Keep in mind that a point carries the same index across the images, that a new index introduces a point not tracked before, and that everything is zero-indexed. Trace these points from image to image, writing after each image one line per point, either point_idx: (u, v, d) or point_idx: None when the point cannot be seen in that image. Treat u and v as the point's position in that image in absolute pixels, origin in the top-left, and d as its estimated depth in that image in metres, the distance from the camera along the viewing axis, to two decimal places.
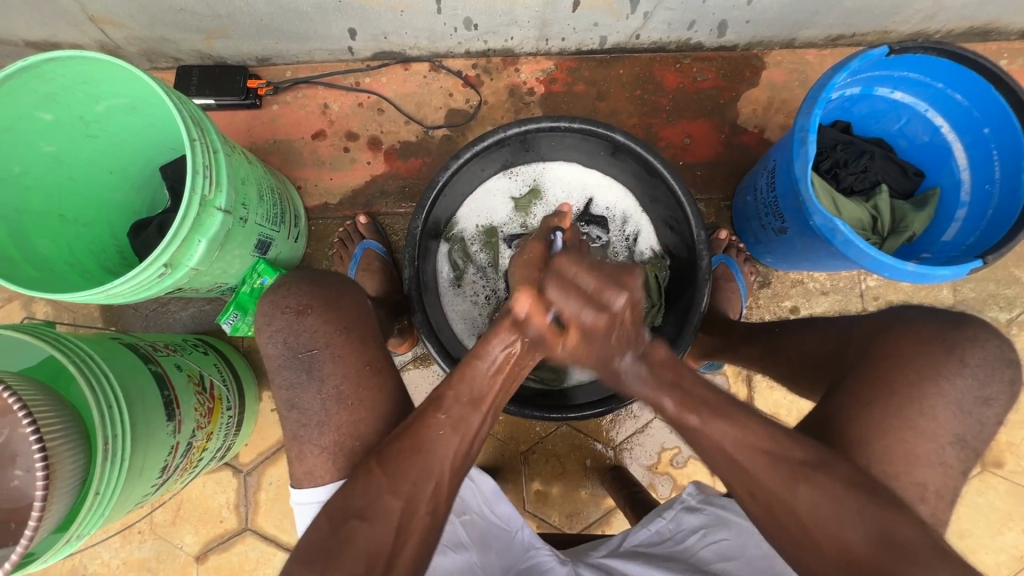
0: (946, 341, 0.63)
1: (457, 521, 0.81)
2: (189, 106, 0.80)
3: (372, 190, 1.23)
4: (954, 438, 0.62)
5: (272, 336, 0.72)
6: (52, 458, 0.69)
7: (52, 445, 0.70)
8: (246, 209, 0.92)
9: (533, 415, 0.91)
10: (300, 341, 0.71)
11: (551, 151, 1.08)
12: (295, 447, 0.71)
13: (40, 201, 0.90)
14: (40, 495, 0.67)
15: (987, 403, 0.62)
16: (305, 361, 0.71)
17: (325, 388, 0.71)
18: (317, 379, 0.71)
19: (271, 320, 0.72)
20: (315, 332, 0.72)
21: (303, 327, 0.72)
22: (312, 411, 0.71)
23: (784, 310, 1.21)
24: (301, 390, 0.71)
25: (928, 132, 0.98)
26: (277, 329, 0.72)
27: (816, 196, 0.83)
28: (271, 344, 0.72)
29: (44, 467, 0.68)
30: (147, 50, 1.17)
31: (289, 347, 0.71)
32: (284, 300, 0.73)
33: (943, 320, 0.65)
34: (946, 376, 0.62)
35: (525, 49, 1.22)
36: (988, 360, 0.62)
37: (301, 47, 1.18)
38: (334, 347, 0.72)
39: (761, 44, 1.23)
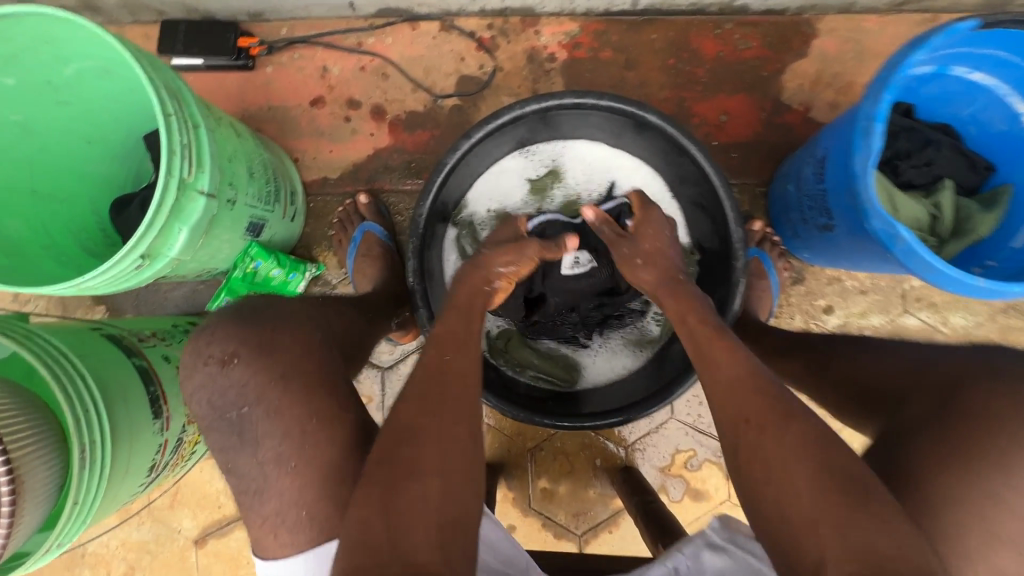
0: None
1: None
2: (163, 74, 0.70)
3: (374, 165, 1.13)
4: None
5: (195, 393, 0.67)
6: (21, 469, 0.63)
7: (21, 452, 0.64)
8: (232, 189, 0.83)
9: (542, 422, 0.85)
10: (226, 400, 0.66)
11: (572, 128, 0.97)
12: (284, 462, 0.64)
13: (10, 176, 0.83)
14: (7, 510, 0.61)
15: None
16: (235, 421, 0.66)
17: (262, 451, 0.65)
18: (250, 443, 0.65)
19: (192, 372, 0.68)
20: (244, 385, 0.66)
21: (227, 381, 0.66)
22: (251, 476, 0.65)
23: (817, 310, 1.12)
24: (234, 453, 0.66)
25: (1006, 121, 0.85)
26: (199, 384, 0.67)
27: (876, 194, 0.72)
28: (196, 404, 0.67)
29: (10, 481, 0.61)
30: (127, 1, 1.05)
31: (214, 407, 0.66)
32: (207, 349, 0.67)
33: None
34: None
35: (547, 9, 1.09)
36: None
37: (297, 2, 1.05)
38: (265, 404, 0.65)
39: (815, 8, 1.09)
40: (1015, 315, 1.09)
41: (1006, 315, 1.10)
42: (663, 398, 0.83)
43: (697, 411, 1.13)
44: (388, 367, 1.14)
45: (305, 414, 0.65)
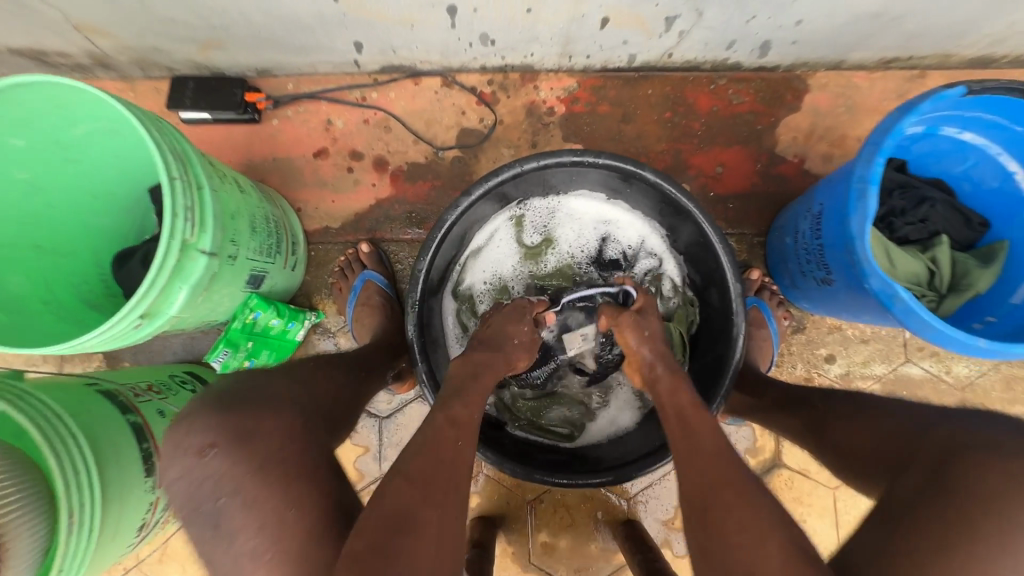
0: None
1: None
2: (167, 138, 0.72)
3: (376, 215, 1.15)
4: None
5: (170, 485, 0.58)
6: (8, 533, 0.62)
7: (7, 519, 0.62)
8: (235, 245, 0.84)
9: (540, 479, 0.83)
10: (202, 492, 0.57)
11: (575, 184, 0.98)
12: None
13: (13, 232, 0.82)
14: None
15: None
16: (212, 512, 0.57)
17: (236, 546, 0.56)
18: (225, 538, 0.56)
19: (169, 466, 0.59)
20: (221, 477, 0.57)
21: (205, 474, 0.57)
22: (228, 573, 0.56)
23: (819, 359, 1.11)
24: (209, 549, 0.57)
25: (998, 178, 0.86)
26: (177, 475, 0.58)
27: (873, 254, 0.74)
28: (169, 494, 0.58)
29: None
30: (138, 59, 1.08)
31: (191, 498, 0.57)
32: (186, 437, 0.59)
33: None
34: None
35: (546, 66, 1.12)
36: None
37: (303, 60, 1.09)
38: (244, 495, 0.56)
39: (806, 66, 1.12)
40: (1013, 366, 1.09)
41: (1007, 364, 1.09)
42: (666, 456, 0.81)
43: None
44: (385, 417, 1.13)
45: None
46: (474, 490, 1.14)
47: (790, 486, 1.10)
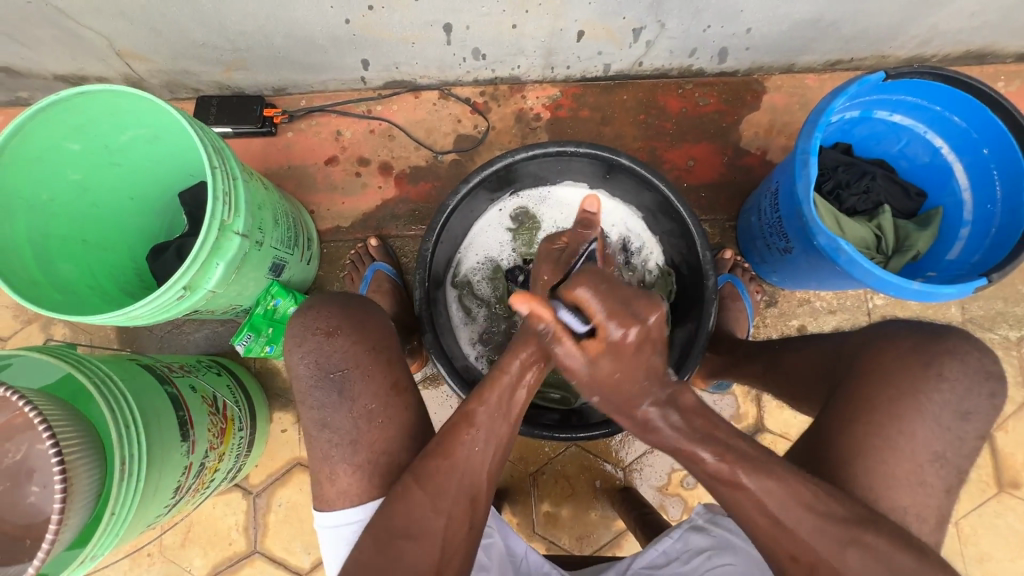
0: (925, 355, 0.68)
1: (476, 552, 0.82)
2: (210, 135, 0.83)
3: (382, 214, 1.27)
4: (933, 455, 0.66)
5: (305, 356, 0.74)
6: (70, 472, 0.70)
7: (70, 459, 0.70)
8: (261, 233, 0.95)
9: (542, 434, 0.92)
10: (331, 361, 0.74)
11: (560, 175, 1.10)
12: (323, 462, 0.74)
13: (65, 227, 0.93)
14: (57, 515, 0.67)
15: (964, 417, 0.66)
16: (336, 381, 0.74)
17: (355, 406, 0.74)
18: (348, 400, 0.74)
19: (300, 340, 0.74)
20: (348, 352, 0.74)
21: (333, 348, 0.74)
22: (345, 428, 0.73)
23: (792, 329, 1.21)
24: (331, 410, 0.73)
25: (928, 153, 1.02)
26: (309, 349, 0.74)
27: (818, 215, 0.86)
28: (303, 365, 0.74)
29: (62, 481, 0.68)
30: (168, 81, 1.21)
31: (321, 367, 0.74)
32: (315, 323, 0.75)
33: (927, 332, 0.70)
34: (930, 392, 0.66)
35: (532, 77, 1.26)
36: (966, 373, 0.66)
37: (315, 78, 1.22)
38: (362, 368, 0.74)
39: (762, 70, 1.26)
40: (974, 327, 1.19)
41: (964, 328, 1.19)
42: None
43: None
44: None
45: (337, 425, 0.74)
46: None
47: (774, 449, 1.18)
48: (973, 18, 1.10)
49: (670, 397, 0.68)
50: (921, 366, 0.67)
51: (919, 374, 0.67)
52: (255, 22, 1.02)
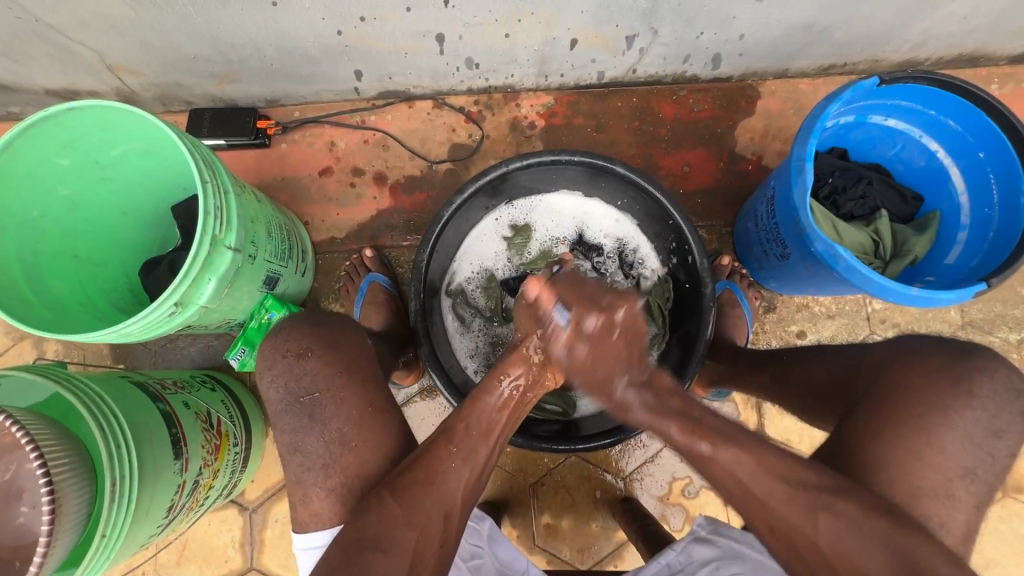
0: (956, 374, 0.68)
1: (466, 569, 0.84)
2: (202, 149, 0.83)
3: (377, 225, 1.26)
4: (965, 471, 0.66)
5: (273, 381, 0.74)
6: (58, 492, 0.68)
7: (58, 478, 0.69)
8: (255, 246, 0.94)
9: (541, 447, 0.91)
10: (302, 385, 0.74)
11: (554, 184, 1.10)
12: (318, 480, 0.73)
13: (56, 243, 0.92)
14: (44, 537, 0.66)
15: (997, 435, 0.67)
16: (306, 404, 0.74)
17: (328, 432, 0.73)
18: (318, 423, 0.73)
19: (272, 363, 0.75)
20: (317, 374, 0.74)
21: (304, 370, 0.74)
22: (316, 454, 0.73)
23: (791, 335, 1.20)
24: (304, 434, 0.73)
25: (924, 158, 1.02)
26: (277, 373, 0.74)
27: (816, 222, 0.86)
28: (272, 390, 0.74)
29: (50, 501, 0.67)
30: (161, 94, 1.21)
31: (290, 391, 0.74)
32: (284, 343, 0.75)
33: (954, 351, 0.70)
34: (958, 409, 0.67)
35: (525, 85, 1.26)
36: (995, 391, 0.67)
37: (309, 89, 1.22)
38: (335, 390, 0.74)
39: (756, 75, 1.26)
40: (974, 331, 1.18)
41: (965, 331, 1.18)
42: None
43: None
44: None
45: (333, 440, 0.73)
46: None
47: None
48: (966, 22, 1.10)
49: (645, 385, 0.76)
50: (952, 380, 0.68)
51: (945, 386, 0.68)
52: (247, 34, 1.02)
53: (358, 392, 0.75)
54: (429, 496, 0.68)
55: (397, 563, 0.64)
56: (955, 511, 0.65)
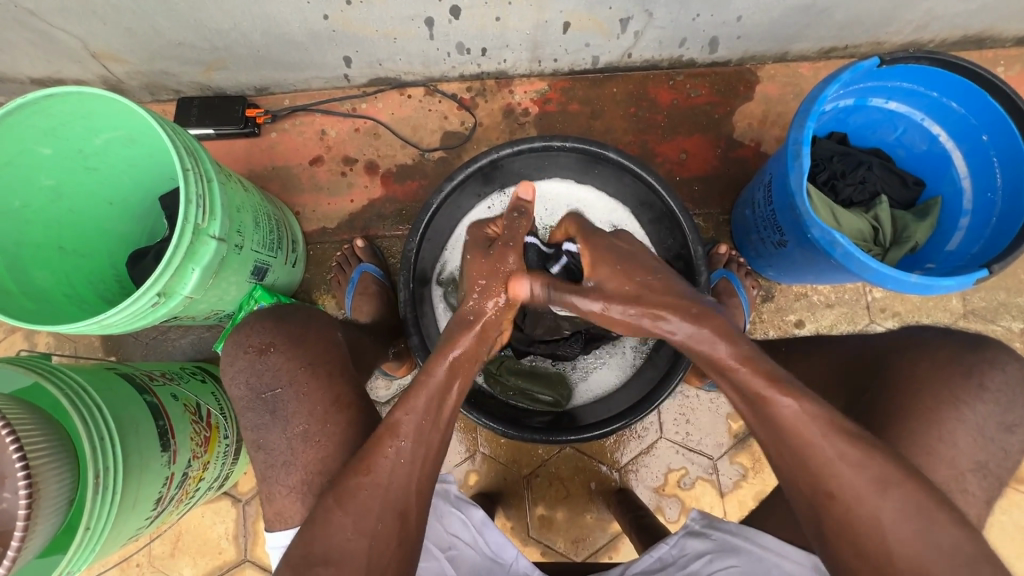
0: (965, 365, 0.67)
1: (443, 560, 0.83)
2: (183, 136, 0.81)
3: (369, 215, 1.25)
4: (977, 465, 0.66)
5: (236, 375, 0.78)
6: (36, 477, 0.68)
7: (36, 463, 0.68)
8: (241, 235, 0.92)
9: (533, 438, 0.90)
10: (263, 381, 0.77)
11: (547, 170, 1.08)
12: (280, 477, 0.75)
13: (40, 233, 0.90)
14: (21, 522, 0.65)
15: (1009, 429, 0.66)
16: (269, 401, 0.77)
17: (290, 428, 0.76)
18: (280, 419, 0.76)
19: (234, 359, 0.79)
20: (279, 369, 0.78)
21: (265, 365, 0.78)
22: (278, 451, 0.75)
23: (789, 325, 1.18)
24: (266, 431, 0.76)
25: (926, 141, 0.99)
26: (239, 368, 0.78)
27: (813, 208, 0.84)
28: (236, 386, 0.78)
29: (27, 486, 0.66)
30: (148, 83, 1.19)
31: (252, 388, 0.77)
32: (247, 339, 0.80)
33: (965, 343, 0.69)
34: (969, 402, 0.66)
35: (518, 71, 1.23)
36: (1007, 383, 0.66)
37: (298, 76, 1.20)
38: (296, 385, 0.77)
39: (754, 59, 1.23)
40: (976, 320, 1.16)
41: (967, 320, 1.16)
42: (646, 407, 0.89)
43: (685, 429, 1.17)
44: (384, 403, 1.20)
45: (301, 432, 0.75)
46: (471, 468, 1.17)
47: None
48: (972, 1, 1.07)
49: None
50: (957, 371, 0.67)
51: (941, 372, 0.67)
52: (232, 20, 1.00)
53: (322, 387, 0.78)
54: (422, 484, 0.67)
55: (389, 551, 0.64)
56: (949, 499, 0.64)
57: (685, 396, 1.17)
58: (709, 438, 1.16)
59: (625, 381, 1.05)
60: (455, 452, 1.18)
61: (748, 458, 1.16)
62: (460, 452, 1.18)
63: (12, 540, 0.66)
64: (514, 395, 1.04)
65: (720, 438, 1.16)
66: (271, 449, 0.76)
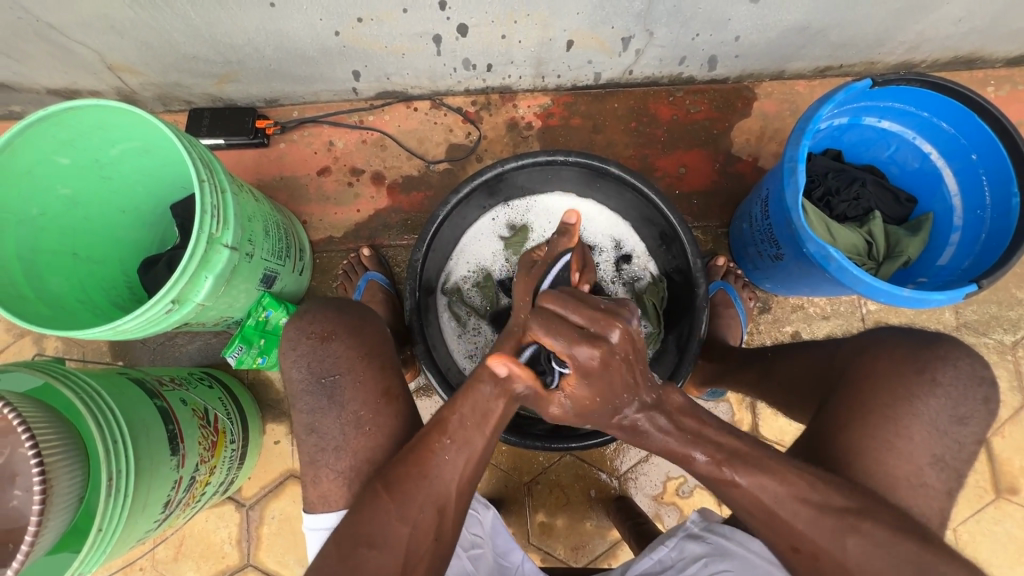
0: (918, 362, 0.69)
1: (464, 557, 0.83)
2: (199, 148, 0.83)
3: (375, 224, 1.27)
4: (932, 459, 0.67)
5: (298, 359, 0.79)
6: (50, 474, 0.69)
7: (50, 459, 0.70)
8: (252, 244, 0.95)
9: (534, 445, 0.92)
10: (323, 366, 0.78)
11: (550, 183, 1.10)
12: (330, 461, 0.76)
13: (56, 241, 0.93)
14: (35, 518, 0.66)
15: (962, 422, 0.68)
16: (328, 385, 0.78)
17: (346, 413, 0.77)
18: (338, 405, 0.77)
19: (296, 344, 0.80)
20: (338, 358, 0.79)
21: (327, 352, 0.79)
22: (332, 434, 0.77)
23: (785, 336, 1.21)
24: (321, 415, 0.77)
25: (918, 159, 1.02)
26: (301, 353, 0.79)
27: (809, 224, 0.86)
28: (296, 368, 0.79)
29: (41, 484, 0.68)
30: (161, 94, 1.22)
31: (313, 372, 0.78)
32: (309, 326, 0.80)
33: (918, 342, 0.71)
34: (922, 397, 0.68)
35: (523, 86, 1.26)
36: (958, 379, 0.68)
37: (307, 89, 1.23)
38: (355, 373, 0.79)
39: (752, 77, 1.26)
40: (969, 332, 1.18)
41: (960, 332, 1.18)
42: None
43: None
44: None
45: (355, 418, 0.77)
46: None
47: None
48: (961, 24, 1.11)
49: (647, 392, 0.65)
50: (909, 369, 0.69)
51: (930, 383, 0.69)
52: (245, 35, 1.03)
53: (378, 376, 0.80)
54: (423, 472, 0.69)
55: (395, 548, 0.66)
56: (940, 505, 0.67)
57: None
58: None
59: None
60: None
61: None
62: None
63: (25, 536, 0.68)
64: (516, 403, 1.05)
65: None
66: (324, 432, 0.77)
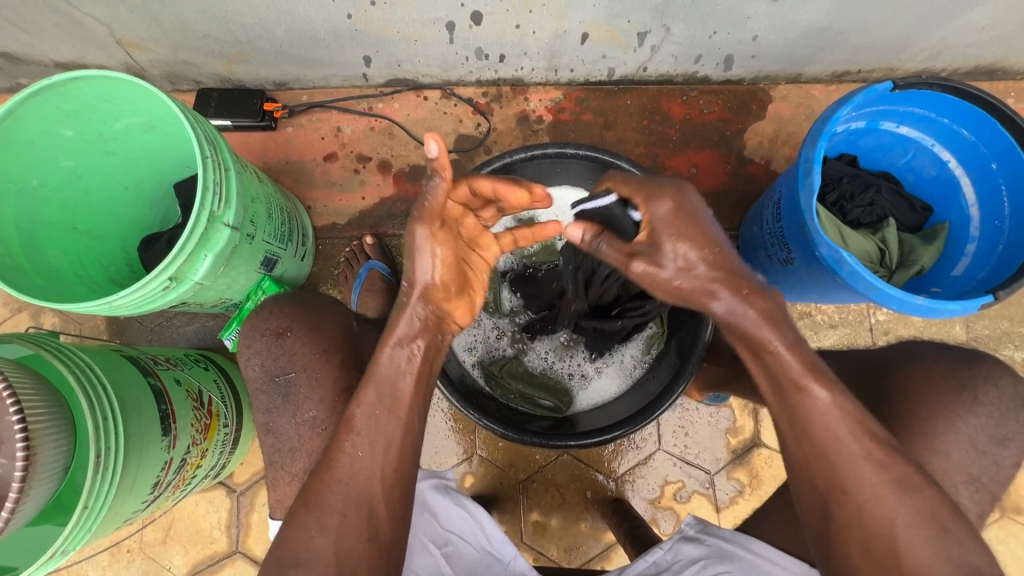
0: (960, 380, 0.68)
1: (439, 556, 0.83)
2: (204, 125, 0.82)
3: (379, 212, 1.26)
4: (966, 478, 0.66)
5: (251, 358, 0.83)
6: (35, 446, 0.68)
7: (35, 428, 0.68)
8: (254, 226, 0.93)
9: (532, 441, 0.89)
10: (277, 364, 0.82)
11: (559, 178, 1.09)
12: (288, 462, 0.80)
13: (55, 214, 0.91)
14: (16, 486, 0.65)
15: (1001, 444, 0.67)
16: (281, 384, 0.81)
17: (300, 414, 0.80)
18: (292, 404, 0.81)
19: (250, 341, 0.84)
20: (294, 354, 0.82)
21: (281, 350, 0.82)
22: (286, 436, 0.80)
23: None
24: (276, 414, 0.81)
25: (935, 167, 1.00)
26: (255, 351, 0.82)
27: (823, 227, 0.84)
28: (250, 367, 0.83)
29: (25, 454, 0.66)
30: (170, 72, 1.21)
31: (266, 370, 0.82)
32: (264, 322, 0.84)
33: (958, 357, 0.70)
34: (963, 416, 0.67)
35: (534, 79, 1.25)
36: (1000, 399, 0.67)
37: (317, 73, 1.21)
38: (310, 371, 0.81)
39: (768, 79, 1.24)
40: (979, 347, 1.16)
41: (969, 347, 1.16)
42: (646, 416, 0.89)
43: (684, 442, 1.16)
44: None
45: None
46: (467, 470, 1.17)
47: (770, 463, 1.15)
48: (984, 33, 1.09)
49: None
50: (951, 385, 0.68)
51: (945, 392, 0.68)
52: (257, 14, 1.01)
53: (335, 373, 0.82)
54: (418, 457, 0.68)
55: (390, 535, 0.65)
56: None
57: (684, 409, 1.17)
58: (706, 453, 1.16)
59: (625, 390, 1.06)
60: (451, 453, 1.18)
61: (745, 474, 1.15)
62: (457, 453, 1.18)
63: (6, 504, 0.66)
64: (515, 399, 1.04)
65: (718, 454, 1.16)
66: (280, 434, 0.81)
